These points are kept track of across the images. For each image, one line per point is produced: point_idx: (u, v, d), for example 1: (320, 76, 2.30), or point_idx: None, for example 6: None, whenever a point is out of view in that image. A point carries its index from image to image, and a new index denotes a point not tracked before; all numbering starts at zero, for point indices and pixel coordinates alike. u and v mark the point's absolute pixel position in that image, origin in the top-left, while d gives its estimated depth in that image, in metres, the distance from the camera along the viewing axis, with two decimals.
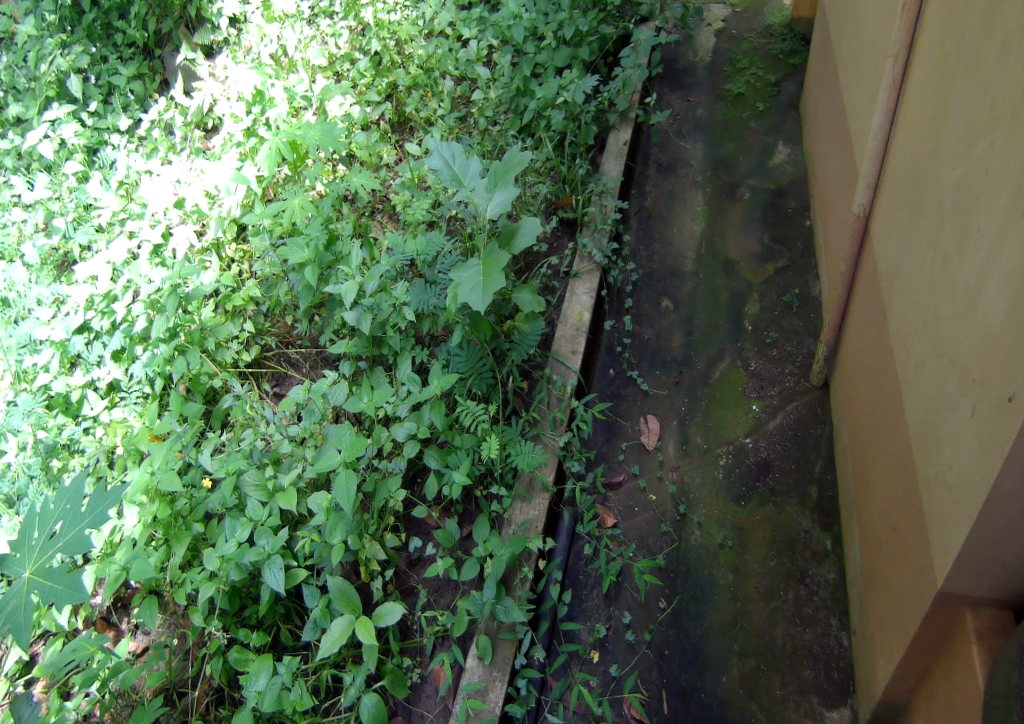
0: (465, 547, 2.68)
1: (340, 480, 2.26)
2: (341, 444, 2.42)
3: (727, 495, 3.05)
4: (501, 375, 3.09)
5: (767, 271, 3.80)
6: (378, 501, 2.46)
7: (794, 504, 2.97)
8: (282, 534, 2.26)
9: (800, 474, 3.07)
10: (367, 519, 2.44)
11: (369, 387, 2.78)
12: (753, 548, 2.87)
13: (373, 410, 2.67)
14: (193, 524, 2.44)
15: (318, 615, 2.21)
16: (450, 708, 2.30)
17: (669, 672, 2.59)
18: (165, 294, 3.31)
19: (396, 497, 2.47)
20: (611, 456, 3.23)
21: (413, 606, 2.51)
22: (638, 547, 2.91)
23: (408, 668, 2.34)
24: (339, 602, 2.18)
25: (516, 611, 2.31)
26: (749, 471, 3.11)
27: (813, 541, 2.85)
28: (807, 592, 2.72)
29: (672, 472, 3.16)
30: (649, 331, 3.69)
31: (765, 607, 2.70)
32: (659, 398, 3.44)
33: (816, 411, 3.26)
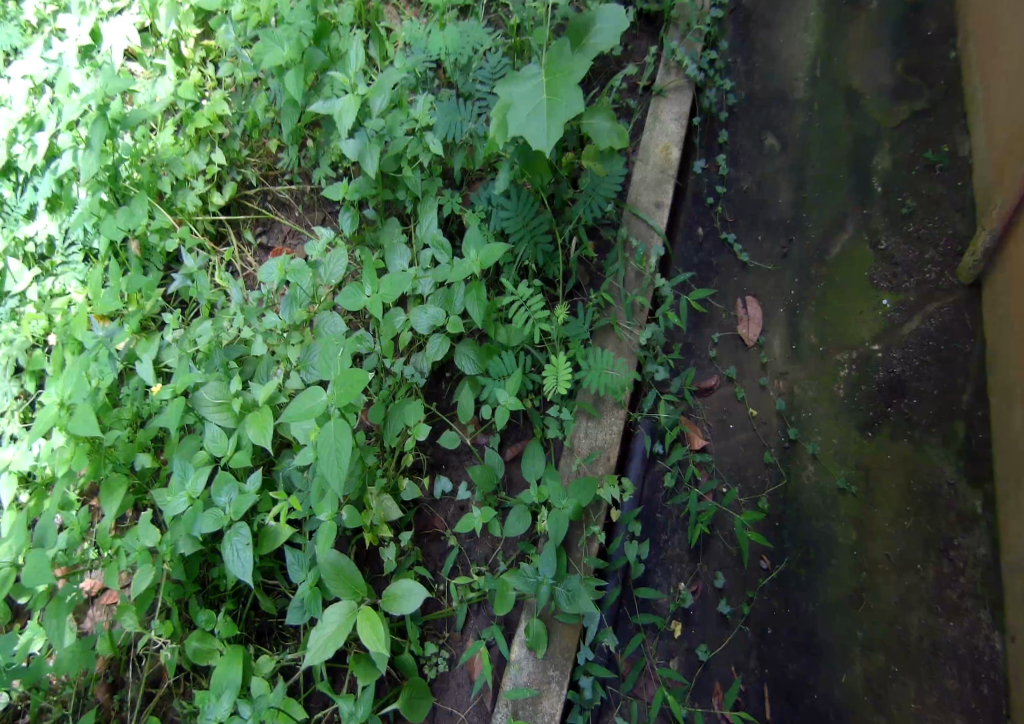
0: (512, 478, 1.99)
1: (323, 434, 1.48)
2: (324, 373, 1.60)
3: (850, 421, 2.21)
4: (561, 239, 2.19)
5: (905, 112, 2.51)
6: (388, 439, 1.77)
7: (936, 445, 2.12)
8: (249, 495, 1.63)
9: (944, 405, 2.15)
10: (370, 464, 1.74)
11: (373, 267, 1.89)
12: (883, 500, 2.10)
13: (377, 310, 1.81)
14: (137, 456, 1.87)
15: (308, 597, 1.67)
16: (491, 712, 1.75)
17: (772, 660, 1.97)
18: (89, 118, 2.41)
19: (413, 433, 1.77)
20: (700, 351, 2.40)
21: (442, 558, 1.89)
22: (734, 483, 2.20)
23: (432, 654, 1.80)
24: (336, 580, 1.62)
25: (582, 602, 1.65)
26: (878, 391, 2.23)
27: (959, 501, 2.05)
28: (951, 569, 1.99)
29: (779, 381, 2.32)
30: (751, 179, 2.60)
31: (897, 583, 2.01)
32: (762, 275, 2.47)
33: (966, 321, 2.22)
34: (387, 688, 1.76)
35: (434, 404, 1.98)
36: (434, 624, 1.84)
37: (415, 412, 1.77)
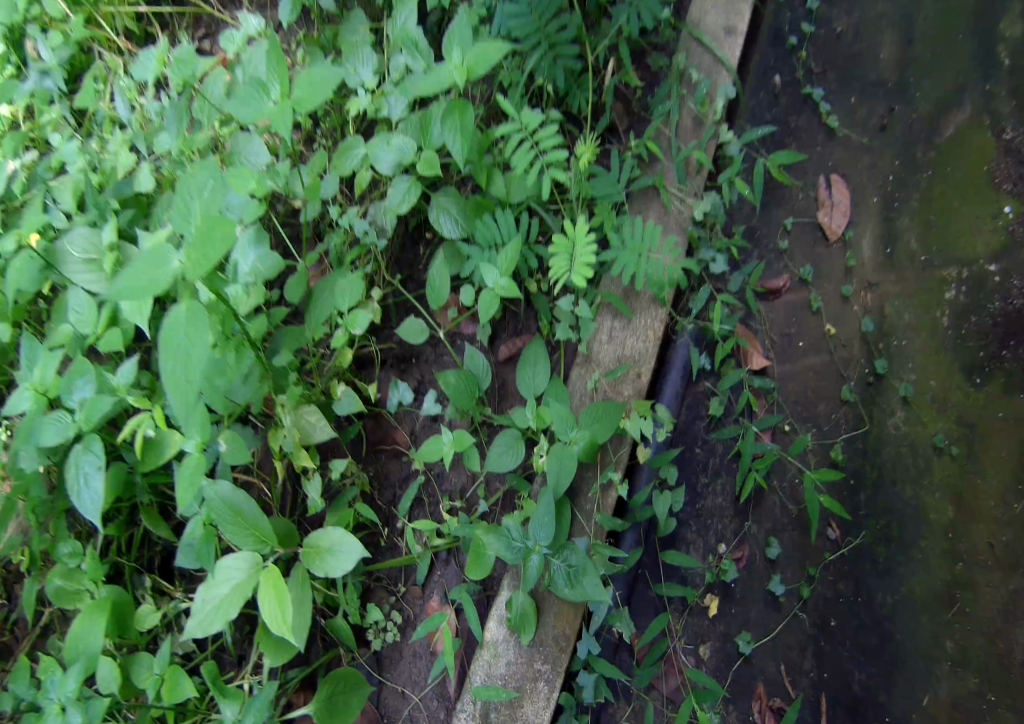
0: (504, 384, 1.37)
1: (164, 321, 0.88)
2: (180, 226, 0.96)
3: (951, 360, 1.53)
4: (593, 56, 1.54)
5: None
6: (309, 331, 1.22)
7: None
8: (102, 404, 1.16)
9: None
10: (280, 368, 1.19)
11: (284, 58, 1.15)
12: (991, 470, 1.43)
13: (281, 127, 1.14)
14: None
15: (197, 538, 1.16)
16: (454, 704, 1.27)
17: (834, 661, 1.49)
18: None
19: (346, 325, 1.21)
20: (767, 241, 1.75)
21: (401, 487, 1.32)
22: (799, 421, 1.65)
23: (377, 621, 1.29)
24: (233, 523, 1.12)
25: (588, 584, 1.14)
26: (995, 320, 1.48)
27: None
28: None
29: (864, 294, 1.67)
30: (847, 21, 1.77)
31: (1001, 589, 1.36)
32: (851, 152, 1.73)
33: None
34: (319, 653, 1.29)
35: (396, 275, 1.37)
36: (384, 576, 1.31)
37: (353, 291, 1.20)
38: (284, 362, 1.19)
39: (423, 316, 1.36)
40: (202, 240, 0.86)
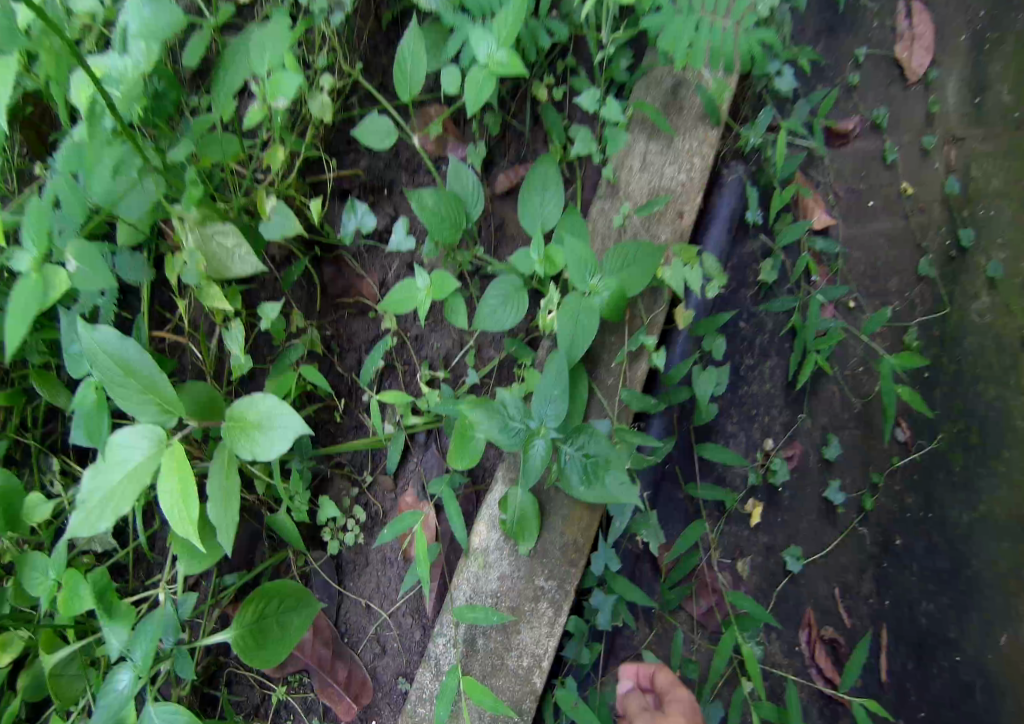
0: (504, 220, 1.03)
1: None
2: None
3: None
4: None
5: None
6: (218, 111, 0.93)
7: None
8: None
9: None
10: (174, 165, 0.92)
11: None
12: None
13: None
14: None
15: (87, 406, 0.90)
16: (433, 623, 1.01)
17: (896, 585, 1.23)
18: None
19: (265, 92, 0.87)
20: (830, 74, 1.37)
21: (368, 350, 1.02)
22: (867, 295, 1.33)
23: (334, 518, 1.02)
24: (126, 386, 0.82)
25: (610, 483, 0.84)
26: None
27: None
28: None
29: (948, 148, 1.34)
30: None
31: None
32: None
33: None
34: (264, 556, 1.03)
35: (357, 61, 1.00)
36: (347, 463, 1.03)
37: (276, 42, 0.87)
38: (181, 156, 0.92)
39: (390, 112, 1.00)
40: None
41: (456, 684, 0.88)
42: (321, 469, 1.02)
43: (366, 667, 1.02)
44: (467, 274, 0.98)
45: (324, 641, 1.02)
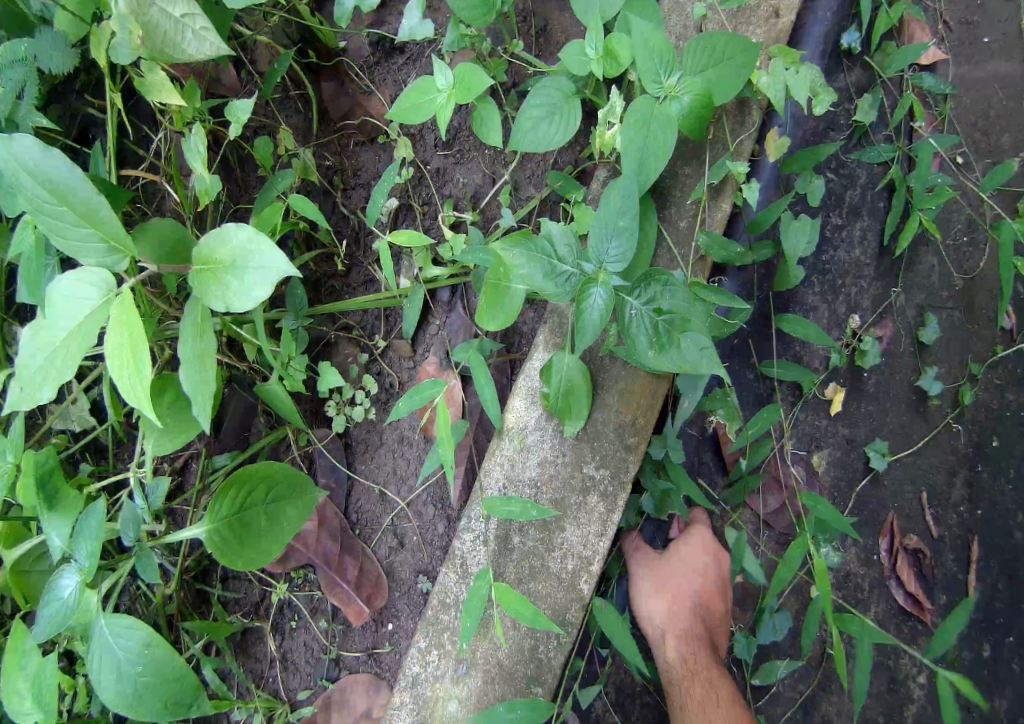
0: (547, 22, 0.83)
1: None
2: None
3: None
4: None
5: None
6: None
7: None
8: None
9: None
10: None
11: None
12: None
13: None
14: None
15: (26, 252, 0.73)
16: (459, 512, 0.86)
17: (996, 498, 1.04)
18: None
19: None
20: None
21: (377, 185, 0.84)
22: (977, 151, 1.09)
23: (344, 388, 0.87)
24: (59, 218, 0.62)
25: (688, 350, 0.66)
26: None
27: None
28: None
29: None
30: None
31: None
32: None
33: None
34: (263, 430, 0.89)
35: None
36: (354, 324, 0.87)
37: None
38: None
39: None
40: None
41: (487, 591, 0.72)
42: (324, 330, 0.86)
43: (380, 563, 0.89)
44: (501, 87, 0.83)
45: (335, 535, 0.88)
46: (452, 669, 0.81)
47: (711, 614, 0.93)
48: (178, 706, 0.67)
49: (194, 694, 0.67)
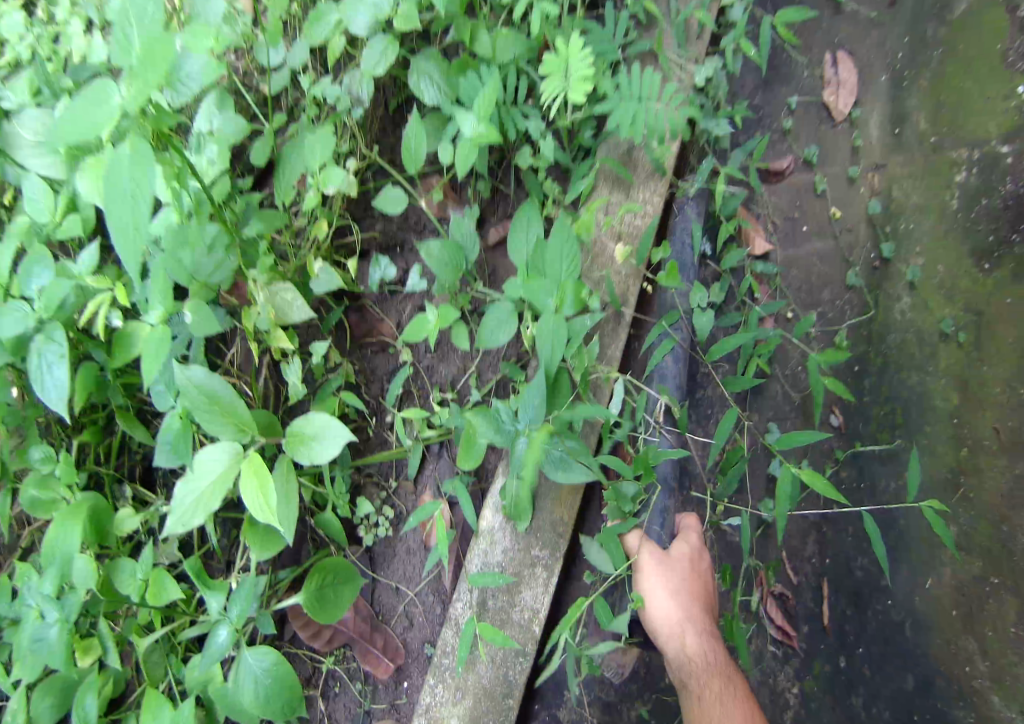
0: (495, 268, 1.31)
1: (106, 164, 0.78)
2: (119, 59, 0.85)
3: (961, 243, 1.57)
4: None
5: None
6: (280, 196, 1.12)
7: None
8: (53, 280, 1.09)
9: None
10: (249, 240, 1.10)
11: None
12: (1003, 347, 1.50)
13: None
14: None
15: (175, 431, 1.11)
16: (450, 595, 1.25)
17: (839, 551, 1.49)
18: None
19: (316, 183, 1.12)
20: (770, 120, 1.71)
21: (390, 379, 1.28)
22: (802, 301, 1.64)
23: (369, 516, 1.27)
24: (211, 413, 1.05)
25: (577, 471, 1.09)
26: (1008, 207, 1.53)
27: None
28: None
29: (871, 175, 1.67)
30: None
31: (1011, 467, 1.44)
32: (862, 24, 1.73)
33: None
34: (309, 550, 1.26)
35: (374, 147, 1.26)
36: (375, 471, 1.28)
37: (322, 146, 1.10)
38: (253, 232, 1.10)
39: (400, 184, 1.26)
40: (143, 63, 0.81)
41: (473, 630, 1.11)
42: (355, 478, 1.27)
43: (398, 637, 1.26)
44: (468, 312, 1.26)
45: (364, 621, 1.25)
46: (453, 697, 1.20)
47: (704, 607, 1.27)
48: (289, 708, 1.04)
49: (300, 699, 1.04)
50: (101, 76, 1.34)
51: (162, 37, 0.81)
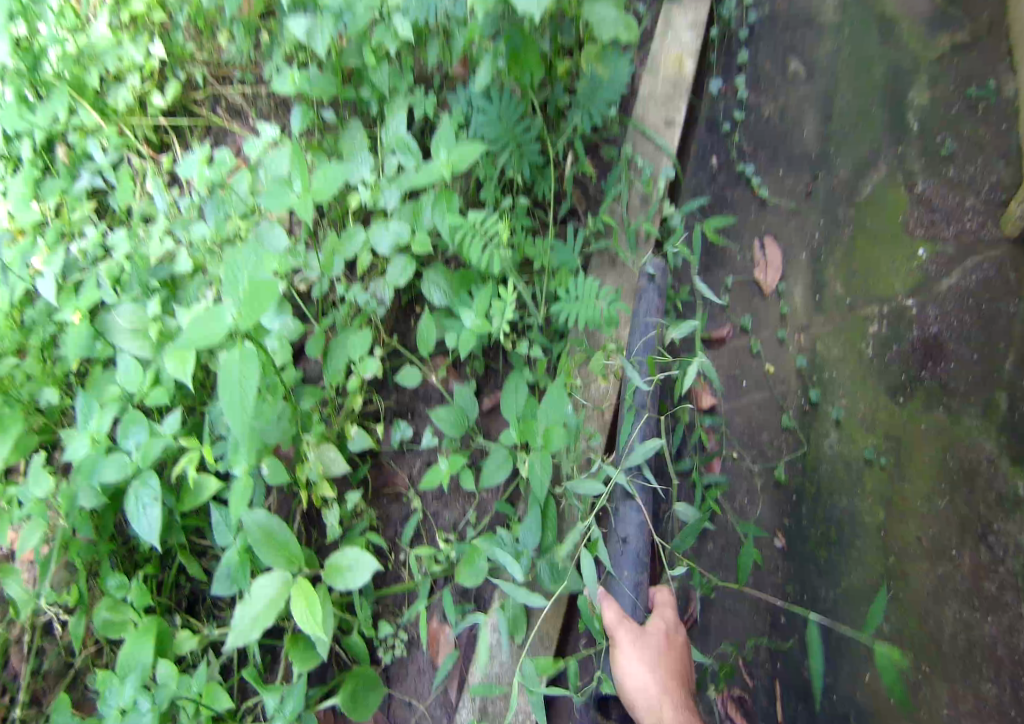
0: (488, 428, 1.67)
1: (219, 367, 1.14)
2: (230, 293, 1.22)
3: (879, 384, 2.02)
4: (555, 153, 1.80)
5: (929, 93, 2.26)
6: (328, 380, 1.47)
7: (977, 415, 1.97)
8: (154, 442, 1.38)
9: (988, 372, 2.00)
10: (303, 411, 1.43)
11: (304, 157, 1.50)
12: (916, 474, 1.94)
13: (303, 213, 1.43)
14: (42, 389, 1.64)
15: (234, 564, 1.38)
16: (455, 706, 1.49)
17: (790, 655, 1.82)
18: None
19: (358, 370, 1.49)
20: (712, 297, 2.12)
21: (403, 523, 1.58)
22: (745, 442, 2.00)
23: (388, 637, 1.50)
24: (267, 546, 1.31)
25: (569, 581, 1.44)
26: (912, 352, 2.04)
27: (1001, 480, 1.91)
28: (991, 558, 1.86)
29: (798, 335, 2.08)
30: (772, 107, 2.30)
31: (930, 571, 1.87)
32: (782, 214, 2.21)
33: (1008, 278, 2.07)
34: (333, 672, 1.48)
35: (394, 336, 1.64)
36: (390, 600, 1.54)
37: (362, 343, 1.47)
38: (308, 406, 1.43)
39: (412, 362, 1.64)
40: (253, 299, 1.18)
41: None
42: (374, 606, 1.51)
43: None
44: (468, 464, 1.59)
45: None
46: None
47: (682, 685, 1.39)
48: None
49: None
50: (176, 277, 1.71)
51: (265, 281, 1.19)
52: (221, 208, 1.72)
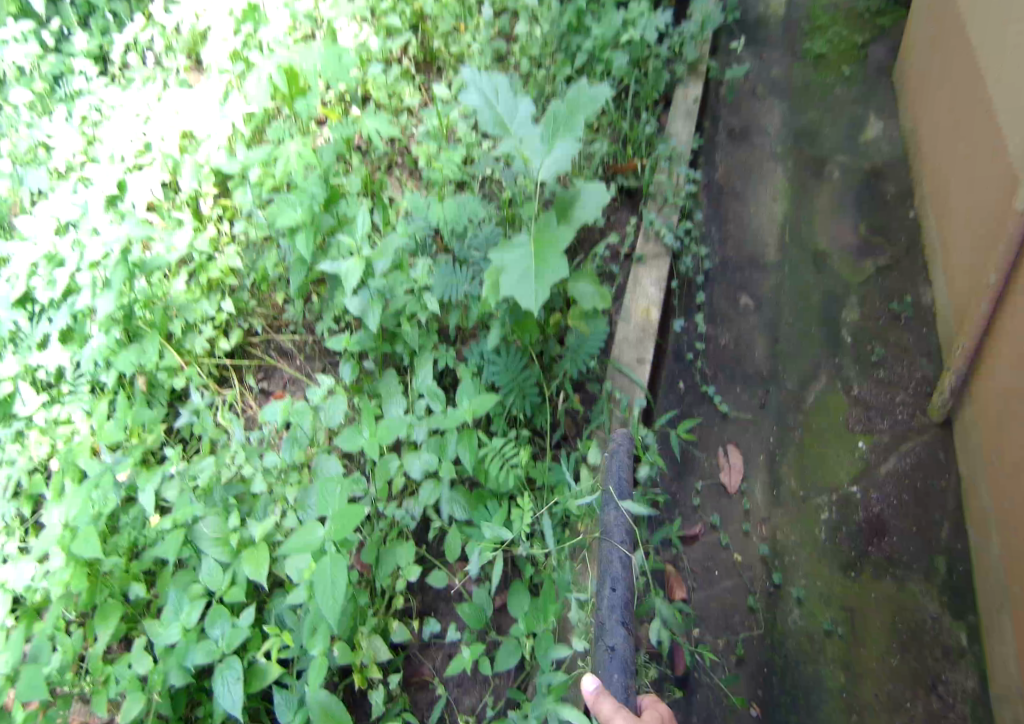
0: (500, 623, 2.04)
1: (319, 572, 1.67)
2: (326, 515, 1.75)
3: (832, 562, 2.38)
4: (550, 391, 2.31)
5: (851, 323, 2.85)
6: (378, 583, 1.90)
7: (919, 580, 2.31)
8: (239, 630, 1.78)
9: (925, 540, 2.38)
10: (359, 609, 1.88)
11: (372, 412, 2.08)
12: (869, 638, 2.24)
13: (372, 453, 1.98)
14: (131, 587, 2.02)
15: None
16: None
17: None
18: (115, 262, 2.57)
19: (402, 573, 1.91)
20: (685, 502, 2.52)
21: (429, 707, 1.91)
22: (717, 623, 2.30)
23: None
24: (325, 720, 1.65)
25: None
26: (859, 531, 2.43)
27: (944, 633, 2.22)
28: (941, 706, 2.13)
29: (761, 527, 2.47)
30: (727, 336, 2.86)
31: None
32: (741, 424, 2.68)
33: (939, 455, 2.53)
34: None
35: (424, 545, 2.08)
36: None
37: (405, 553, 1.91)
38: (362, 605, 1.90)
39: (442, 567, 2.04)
40: (346, 521, 1.73)
41: None
42: None
43: None
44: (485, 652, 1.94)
45: None
46: None
47: None
48: None
49: None
50: (246, 493, 2.14)
51: (353, 508, 1.75)
52: (295, 445, 2.17)
